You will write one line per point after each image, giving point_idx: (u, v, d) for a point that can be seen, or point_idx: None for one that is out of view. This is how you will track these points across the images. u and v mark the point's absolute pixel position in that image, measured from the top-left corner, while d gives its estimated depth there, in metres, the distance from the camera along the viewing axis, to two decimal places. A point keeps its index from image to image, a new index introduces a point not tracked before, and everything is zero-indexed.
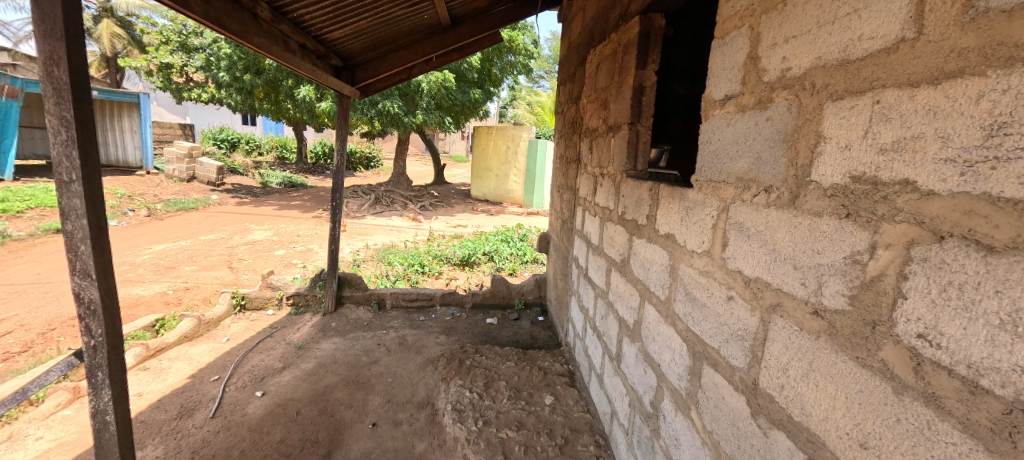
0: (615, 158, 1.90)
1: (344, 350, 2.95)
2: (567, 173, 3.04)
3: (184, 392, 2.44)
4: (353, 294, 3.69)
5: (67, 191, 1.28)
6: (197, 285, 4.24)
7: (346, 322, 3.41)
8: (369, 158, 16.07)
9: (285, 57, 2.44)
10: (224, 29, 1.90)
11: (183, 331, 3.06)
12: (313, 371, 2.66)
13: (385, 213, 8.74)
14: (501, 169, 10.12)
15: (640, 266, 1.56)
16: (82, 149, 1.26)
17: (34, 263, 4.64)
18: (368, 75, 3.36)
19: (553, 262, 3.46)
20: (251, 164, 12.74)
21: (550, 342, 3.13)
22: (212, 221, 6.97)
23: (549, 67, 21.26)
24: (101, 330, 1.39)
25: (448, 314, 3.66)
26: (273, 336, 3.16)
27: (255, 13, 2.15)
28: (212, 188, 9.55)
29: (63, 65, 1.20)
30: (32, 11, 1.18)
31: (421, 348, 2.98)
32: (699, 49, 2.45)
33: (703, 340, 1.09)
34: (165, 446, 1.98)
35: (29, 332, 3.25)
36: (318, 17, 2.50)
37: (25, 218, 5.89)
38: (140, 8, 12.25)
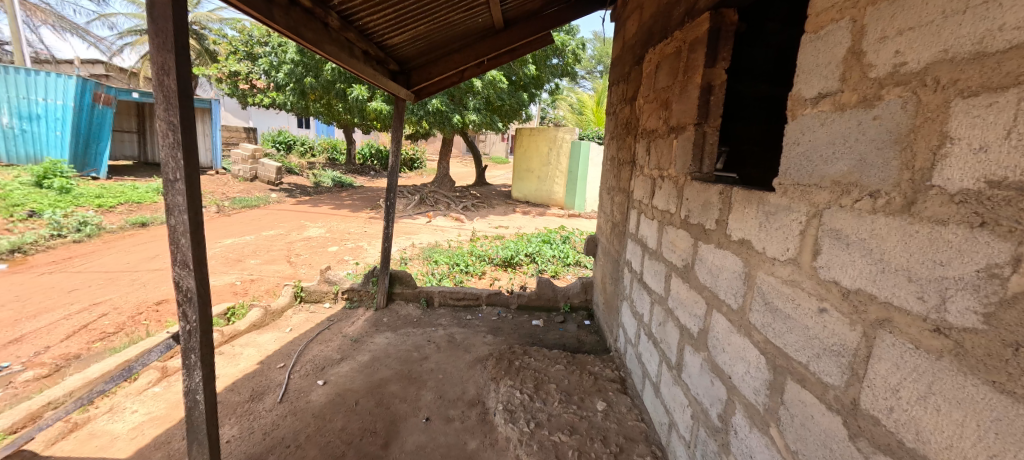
0: (677, 160, 1.83)
1: (396, 345, 3.06)
2: (620, 175, 2.98)
3: (255, 376, 2.63)
4: (403, 291, 3.82)
5: (172, 189, 1.42)
6: (261, 277, 4.55)
7: (396, 318, 3.54)
8: (412, 159, 16.62)
9: (351, 63, 2.57)
10: (301, 38, 2.02)
11: (251, 320, 3.30)
12: (368, 364, 2.77)
13: (429, 213, 8.98)
14: (543, 171, 10.12)
15: (707, 273, 1.49)
16: (186, 152, 1.39)
17: (125, 253, 5.19)
18: (422, 79, 3.47)
19: (601, 266, 3.40)
20: (305, 165, 13.55)
21: (598, 347, 3.08)
22: (272, 218, 7.47)
23: (592, 67, 20.96)
24: (195, 316, 1.53)
25: (494, 314, 3.70)
26: (330, 328, 3.33)
27: (326, 22, 2.28)
28: (272, 187, 10.24)
29: (172, 75, 1.33)
30: (148, 25, 1.31)
31: (470, 347, 3.03)
32: (758, 44, 2.26)
33: (786, 353, 1.03)
34: (239, 426, 2.14)
35: (122, 315, 3.63)
36: (381, 25, 2.61)
37: (117, 212, 6.60)
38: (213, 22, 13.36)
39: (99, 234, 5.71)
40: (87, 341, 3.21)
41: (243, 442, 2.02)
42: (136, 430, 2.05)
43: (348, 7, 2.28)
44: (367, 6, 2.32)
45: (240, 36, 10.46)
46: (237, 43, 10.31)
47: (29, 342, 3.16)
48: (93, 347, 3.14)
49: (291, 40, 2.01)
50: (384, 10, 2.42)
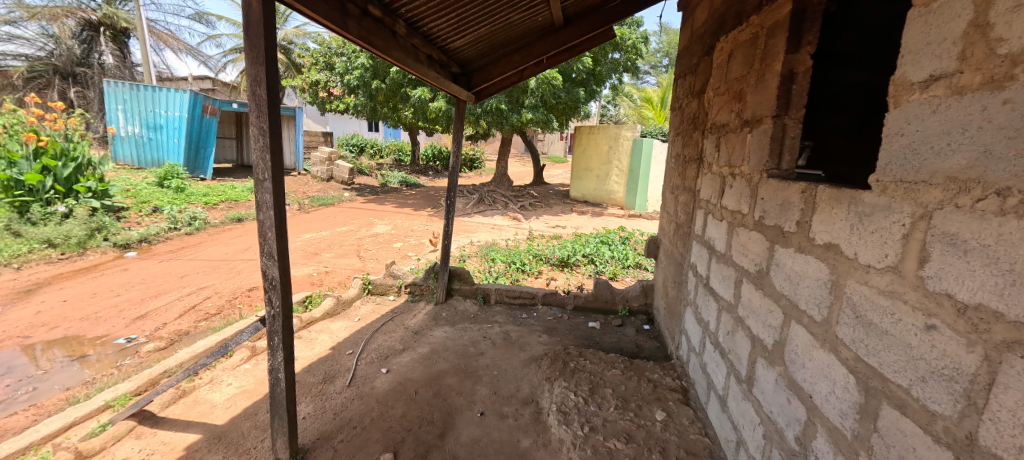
0: (752, 156, 1.68)
1: (454, 339, 3.16)
2: (686, 173, 2.81)
3: (328, 360, 2.86)
4: (461, 287, 3.93)
5: (261, 188, 1.59)
6: (335, 269, 4.94)
7: (454, 313, 3.66)
8: (472, 159, 17.09)
9: (416, 67, 2.70)
10: (371, 47, 2.16)
11: (325, 308, 3.59)
12: (428, 355, 2.90)
13: (487, 211, 9.18)
14: (602, 169, 9.86)
15: (784, 279, 1.36)
16: (274, 155, 1.55)
17: (225, 244, 5.92)
18: (482, 80, 3.58)
19: (663, 269, 3.24)
20: (374, 166, 14.48)
21: (658, 353, 2.94)
22: (344, 216, 8.08)
23: (657, 60, 20.03)
24: (278, 302, 1.69)
25: (550, 314, 3.68)
26: (393, 320, 3.52)
27: (394, 30, 2.41)
28: (345, 187, 11.08)
29: (263, 85, 1.49)
30: (244, 42, 1.47)
31: (525, 345, 3.05)
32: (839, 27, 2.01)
33: (881, 373, 0.90)
34: (314, 405, 2.34)
35: (221, 299, 4.16)
36: (443, 29, 2.72)
37: (219, 209, 7.54)
38: (298, 36, 14.73)
39: (205, 228, 6.58)
40: (194, 320, 3.71)
41: (317, 419, 2.21)
42: (230, 400, 2.32)
43: (413, 13, 2.39)
44: (431, 11, 2.42)
45: (320, 48, 11.43)
46: (318, 54, 11.29)
47: (151, 319, 3.73)
48: (199, 325, 3.63)
49: (363, 48, 2.16)
50: (446, 14, 2.51)
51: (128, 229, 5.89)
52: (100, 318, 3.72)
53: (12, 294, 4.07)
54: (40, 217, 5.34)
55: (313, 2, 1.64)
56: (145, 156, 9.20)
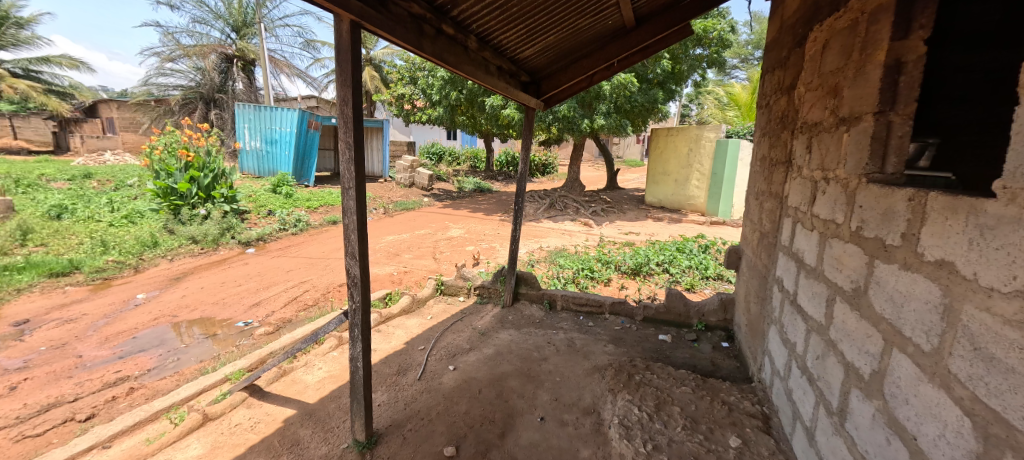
0: (850, 159, 1.48)
1: (518, 342, 3.22)
2: (772, 177, 2.56)
3: (402, 354, 3.09)
4: (528, 292, 3.99)
5: (347, 195, 1.79)
6: (412, 270, 5.31)
7: (520, 317, 3.72)
8: (545, 164, 17.19)
9: (487, 79, 2.81)
10: (445, 63, 2.31)
11: (402, 305, 3.87)
12: (493, 356, 2.99)
13: (558, 216, 9.16)
14: (681, 173, 9.26)
15: (885, 300, 1.18)
16: (357, 166, 1.75)
17: (322, 244, 6.68)
18: (551, 87, 3.62)
19: (745, 282, 2.97)
20: (451, 173, 15.25)
21: (738, 374, 2.70)
22: (423, 220, 8.64)
23: (748, 53, 18.39)
24: (358, 298, 1.88)
25: (617, 324, 3.57)
26: (462, 320, 3.68)
27: (466, 45, 2.55)
28: (424, 192, 11.83)
29: (349, 104, 1.69)
30: (336, 67, 1.69)
31: (589, 354, 3.00)
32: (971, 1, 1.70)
33: (1006, 420, 0.75)
34: (388, 394, 2.54)
35: (317, 292, 4.71)
36: (512, 40, 2.81)
37: (319, 212, 8.54)
38: (387, 55, 16.12)
39: (307, 229, 7.50)
40: (295, 310, 4.25)
41: (390, 407, 2.40)
42: (320, 383, 2.62)
43: (483, 28, 2.51)
44: (500, 24, 2.52)
45: (406, 64, 12.39)
46: (404, 70, 12.26)
47: (263, 306, 4.35)
48: (299, 314, 4.16)
49: (438, 65, 2.32)
50: (514, 26, 2.59)
51: (249, 229, 6.94)
52: (226, 303, 4.44)
53: (166, 280, 5.02)
54: (187, 218, 6.54)
55: (393, 28, 1.82)
56: (264, 167, 10.76)
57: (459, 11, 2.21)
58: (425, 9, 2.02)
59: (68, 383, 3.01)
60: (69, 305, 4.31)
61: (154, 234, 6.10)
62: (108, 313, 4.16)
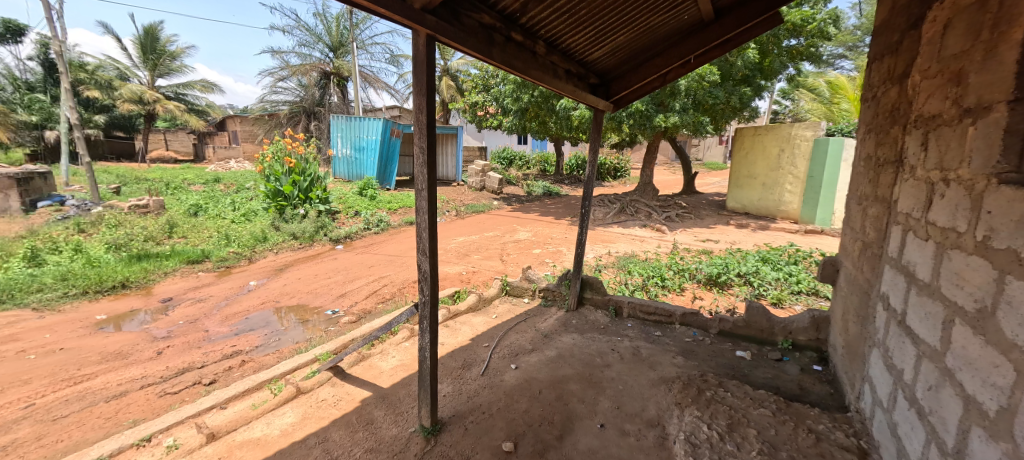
0: (978, 157, 1.26)
1: (581, 346, 3.18)
2: (879, 179, 2.24)
3: (467, 349, 3.21)
4: (593, 297, 3.92)
5: (419, 196, 1.93)
6: (480, 270, 5.50)
7: (584, 322, 3.66)
8: (617, 168, 16.71)
9: (554, 83, 2.83)
10: (514, 69, 2.38)
11: (469, 303, 4.02)
12: (554, 358, 2.99)
13: (628, 221, 8.86)
14: (770, 176, 8.42)
15: (1019, 326, 0.98)
16: (429, 169, 1.87)
17: (399, 243, 7.19)
18: (621, 88, 3.54)
19: (843, 297, 2.62)
20: (521, 177, 15.47)
21: (831, 402, 2.39)
22: (492, 222, 8.89)
23: (857, 40, 16.20)
24: (428, 292, 2.01)
25: (688, 335, 3.36)
26: (526, 321, 3.73)
27: (535, 51, 2.60)
28: (495, 196, 12.17)
29: (424, 111, 1.83)
30: (414, 80, 1.85)
31: (656, 364, 2.86)
32: None
33: None
34: (453, 386, 2.67)
35: (394, 287, 5.09)
36: (581, 42, 2.80)
37: (398, 213, 9.21)
38: (463, 65, 16.91)
39: (387, 228, 8.13)
40: (374, 303, 4.63)
41: (454, 399, 2.52)
42: (393, 370, 2.84)
43: (551, 32, 2.55)
44: (567, 27, 2.53)
45: (480, 73, 12.89)
46: (478, 79, 12.78)
47: (348, 298, 4.82)
48: (377, 306, 4.53)
49: (506, 72, 2.39)
50: (582, 27, 2.58)
51: (339, 227, 7.72)
52: (318, 293, 4.99)
53: (272, 271, 5.78)
54: (290, 217, 7.47)
55: (464, 38, 1.93)
56: (353, 172, 11.89)
57: (528, 18, 2.28)
58: (494, 18, 2.11)
59: (197, 352, 3.62)
60: (200, 287, 5.17)
61: (264, 230, 7.07)
62: (227, 296, 4.91)
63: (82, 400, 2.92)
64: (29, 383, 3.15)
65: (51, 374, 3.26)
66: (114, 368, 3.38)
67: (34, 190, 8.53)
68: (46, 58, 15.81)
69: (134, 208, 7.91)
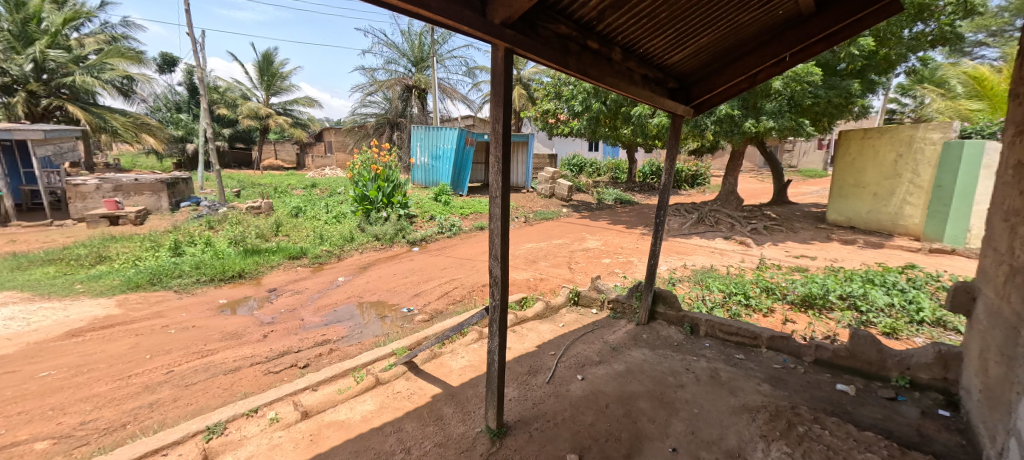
0: None
1: (652, 363, 3.03)
2: None
3: (533, 356, 3.22)
4: (666, 312, 3.72)
5: (493, 203, 2.00)
6: (547, 277, 5.49)
7: (656, 337, 3.48)
8: (695, 175, 15.72)
9: (631, 89, 2.76)
10: (589, 78, 2.36)
11: (536, 310, 4.03)
12: (623, 373, 2.88)
13: (707, 233, 8.27)
14: (882, 186, 7.34)
15: None
16: (503, 176, 1.93)
17: (470, 248, 7.46)
18: (704, 91, 3.34)
19: (981, 331, 2.19)
20: (591, 184, 15.22)
21: (964, 455, 1.99)
22: (560, 230, 8.85)
23: (1005, 23, 13.55)
24: (498, 297, 2.06)
25: (776, 361, 3.04)
26: (594, 332, 3.64)
27: (611, 57, 2.55)
28: (564, 203, 12.11)
29: (500, 121, 1.89)
30: (492, 91, 1.93)
31: (737, 390, 2.63)
32: None
33: None
34: (518, 391, 2.70)
35: (464, 290, 5.29)
36: (660, 46, 2.70)
37: (469, 218, 9.57)
38: (536, 73, 17.14)
39: (459, 233, 8.48)
40: (445, 304, 4.85)
41: (519, 404, 2.54)
42: (462, 370, 2.95)
43: (628, 38, 2.50)
44: (645, 33, 2.47)
45: (553, 80, 12.96)
46: (550, 87, 12.87)
47: (422, 298, 5.11)
48: (448, 308, 4.75)
49: (581, 81, 2.39)
50: (662, 31, 2.50)
51: (415, 230, 8.23)
52: (396, 291, 5.37)
53: (357, 268, 6.33)
54: (374, 220, 8.13)
55: (541, 50, 1.98)
56: (429, 178, 12.61)
57: (604, 25, 2.26)
58: (572, 28, 2.13)
59: (295, 338, 4.09)
60: (298, 280, 5.83)
61: (352, 231, 7.78)
62: (320, 290, 5.48)
63: (208, 371, 3.46)
64: (169, 353, 3.80)
65: (186, 347, 3.91)
66: (231, 346, 3.94)
67: (178, 193, 10.29)
68: (191, 83, 19.08)
69: (250, 209, 9.19)
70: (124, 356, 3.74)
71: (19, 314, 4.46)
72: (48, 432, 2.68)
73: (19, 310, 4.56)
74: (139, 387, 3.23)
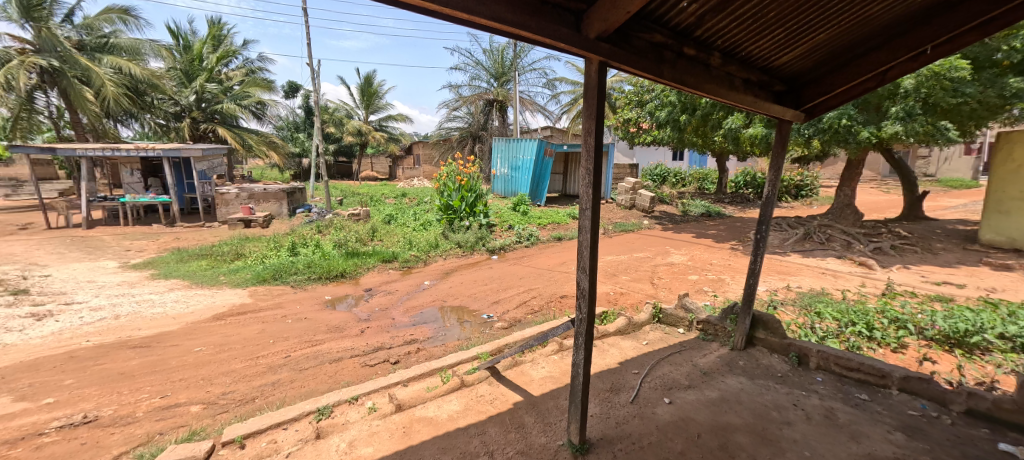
0: None
1: (751, 393, 2.75)
2: None
3: (615, 373, 3.10)
4: (767, 338, 3.35)
5: (583, 215, 1.99)
6: (628, 292, 5.29)
7: (755, 365, 3.15)
8: (799, 186, 14.03)
9: (732, 96, 2.57)
10: (685, 86, 2.26)
11: (618, 325, 3.88)
12: (717, 401, 2.65)
13: (815, 251, 7.32)
14: None
15: None
16: (594, 189, 1.91)
17: (547, 258, 7.49)
18: (817, 93, 3.00)
19: None
20: (676, 195, 14.38)
21: None
22: (641, 242, 8.48)
23: None
24: (586, 310, 2.04)
25: (913, 407, 2.56)
26: (681, 353, 3.41)
27: (708, 63, 2.41)
28: (645, 215, 11.60)
29: (592, 134, 1.89)
30: (584, 106, 1.94)
31: (860, 437, 2.26)
32: None
33: None
34: (601, 408, 2.62)
35: (542, 300, 5.32)
36: (765, 47, 2.48)
37: (546, 228, 9.63)
38: (617, 82, 16.77)
39: (537, 242, 8.58)
40: (524, 313, 4.93)
41: (602, 422, 2.47)
42: (543, 380, 2.95)
43: (728, 42, 2.34)
44: (749, 34, 2.30)
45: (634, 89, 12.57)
46: (631, 95, 12.50)
47: (501, 305, 5.24)
48: (527, 317, 4.81)
49: (676, 89, 2.29)
50: (769, 31, 2.30)
51: (495, 239, 8.50)
52: (477, 297, 5.58)
53: (441, 274, 6.72)
54: (457, 229, 8.57)
55: (635, 61, 1.94)
56: (509, 189, 12.96)
57: (703, 30, 2.15)
58: (666, 36, 2.06)
59: (387, 335, 4.46)
60: (390, 282, 6.36)
61: (437, 238, 8.30)
62: (409, 292, 5.91)
63: (316, 358, 3.92)
64: (287, 340, 4.38)
65: (299, 336, 4.47)
66: (335, 337, 4.43)
67: (295, 200, 11.88)
68: (307, 106, 22.04)
69: (351, 216, 10.28)
70: (254, 339, 4.40)
71: (181, 298, 5.49)
72: (200, 397, 3.25)
73: (182, 295, 5.62)
74: (265, 367, 3.77)
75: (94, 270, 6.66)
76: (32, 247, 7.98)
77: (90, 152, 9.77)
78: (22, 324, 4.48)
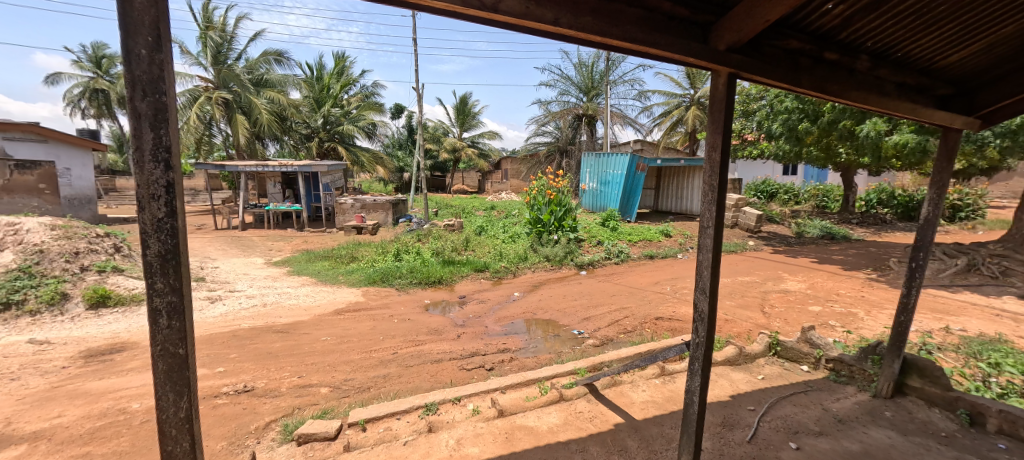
0: None
1: (905, 452, 2.31)
2: None
3: (726, 407, 2.84)
4: (925, 388, 2.80)
5: (704, 234, 1.90)
6: (734, 319, 4.83)
7: (908, 419, 2.64)
8: (956, 206, 11.59)
9: (883, 103, 2.25)
10: (826, 93, 2.03)
11: (727, 355, 3.56)
12: (859, 454, 2.28)
13: (984, 286, 5.97)
14: None
15: None
16: (718, 207, 1.82)
17: (639, 276, 7.19)
18: (1000, 96, 2.48)
19: None
20: (788, 214, 12.83)
21: None
22: (747, 265, 7.71)
23: None
24: (703, 333, 1.93)
25: None
26: (808, 394, 3.00)
27: (855, 67, 2.14)
28: (750, 235, 10.54)
29: (718, 150, 1.80)
30: (708, 121, 1.86)
31: None
32: None
33: None
34: (713, 443, 2.42)
35: (635, 320, 5.10)
36: (929, 45, 2.13)
37: (637, 245, 9.28)
38: None
39: (627, 260, 8.30)
40: (616, 332, 4.78)
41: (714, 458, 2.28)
42: (645, 405, 2.82)
43: (882, 42, 2.06)
44: (910, 32, 2.00)
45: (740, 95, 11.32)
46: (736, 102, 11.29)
47: (592, 322, 5.15)
48: (620, 336, 4.66)
49: (815, 97, 2.07)
50: (938, 26, 1.98)
51: (583, 254, 8.42)
52: (567, 313, 5.56)
53: (530, 286, 6.84)
54: (546, 242, 8.68)
55: (769, 70, 1.81)
56: (597, 203, 12.78)
57: (849, 32, 1.94)
58: (805, 41, 1.89)
59: (481, 342, 4.66)
60: (482, 291, 6.66)
61: (526, 250, 8.49)
62: (500, 302, 6.12)
63: (419, 358, 4.24)
64: (394, 337, 4.82)
65: (404, 335, 4.89)
66: (435, 340, 4.75)
67: (398, 211, 13.11)
68: (411, 126, 24.30)
69: (447, 227, 11.02)
70: (367, 334, 4.92)
71: (310, 293, 6.39)
72: (327, 381, 3.73)
73: (311, 290, 6.53)
74: (377, 361, 4.19)
75: (247, 265, 8.05)
76: (207, 244, 9.97)
77: (247, 168, 11.90)
78: (202, 304, 5.59)
